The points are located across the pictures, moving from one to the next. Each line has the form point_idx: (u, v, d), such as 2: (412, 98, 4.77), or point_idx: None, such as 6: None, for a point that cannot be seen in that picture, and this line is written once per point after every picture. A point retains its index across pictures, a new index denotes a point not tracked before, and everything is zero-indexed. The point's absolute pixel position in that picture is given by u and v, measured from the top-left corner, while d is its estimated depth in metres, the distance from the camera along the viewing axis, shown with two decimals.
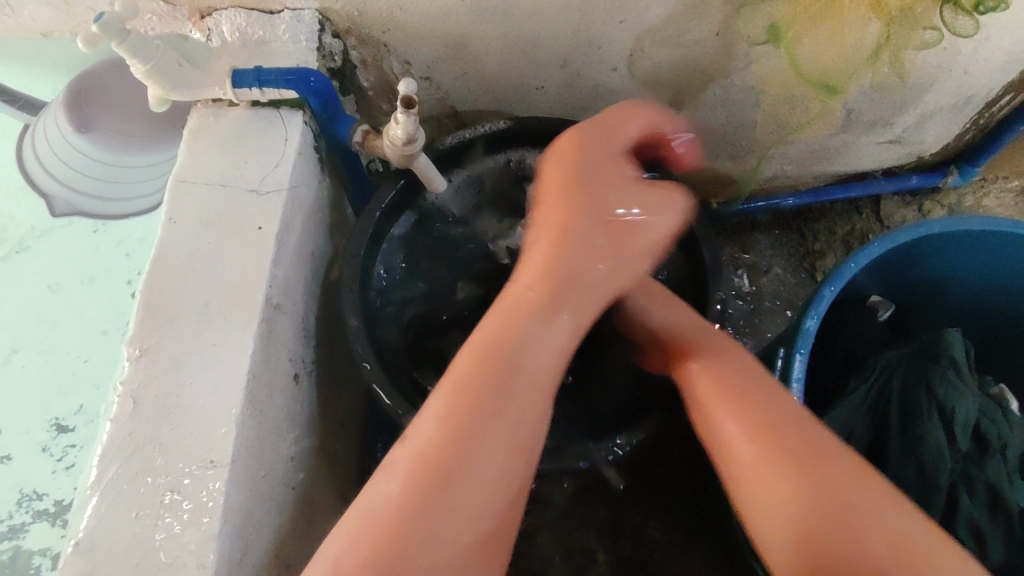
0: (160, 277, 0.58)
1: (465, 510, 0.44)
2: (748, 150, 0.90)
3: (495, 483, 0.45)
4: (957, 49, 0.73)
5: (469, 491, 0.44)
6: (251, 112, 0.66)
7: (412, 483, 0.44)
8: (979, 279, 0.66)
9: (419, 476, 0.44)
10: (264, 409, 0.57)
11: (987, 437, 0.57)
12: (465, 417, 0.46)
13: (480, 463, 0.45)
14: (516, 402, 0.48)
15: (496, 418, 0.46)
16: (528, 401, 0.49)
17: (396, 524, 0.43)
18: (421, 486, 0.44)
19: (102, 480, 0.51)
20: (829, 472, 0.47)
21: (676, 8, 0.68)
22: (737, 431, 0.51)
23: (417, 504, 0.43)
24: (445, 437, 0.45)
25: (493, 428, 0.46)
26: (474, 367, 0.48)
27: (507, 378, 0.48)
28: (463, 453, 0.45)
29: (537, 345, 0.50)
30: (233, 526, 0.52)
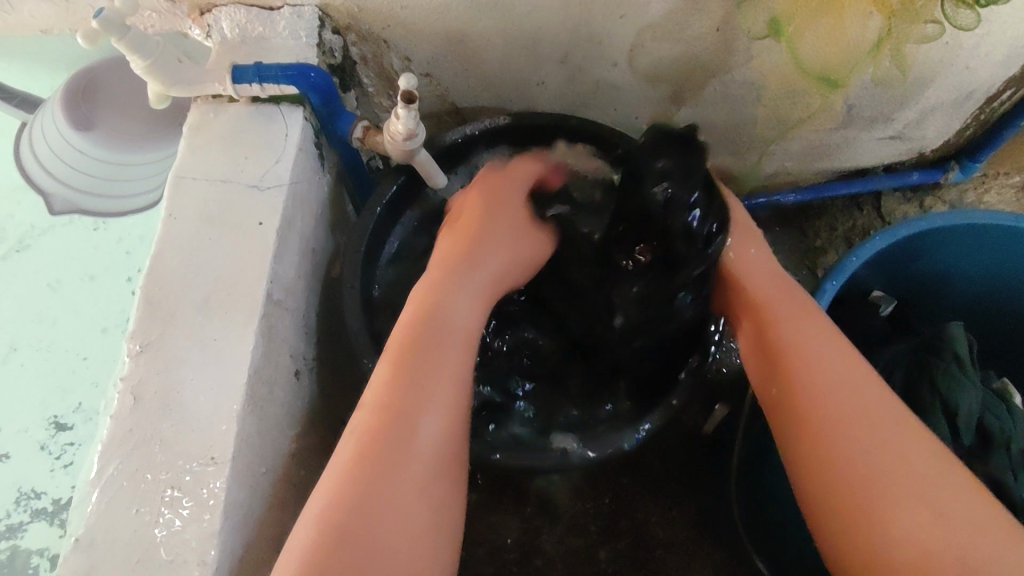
0: (160, 274, 0.58)
1: (415, 466, 0.46)
2: (749, 147, 0.90)
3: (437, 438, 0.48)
4: (958, 43, 0.73)
5: (414, 452, 0.46)
6: (251, 108, 0.66)
7: (361, 444, 0.46)
8: (982, 273, 0.66)
9: (369, 436, 0.46)
10: (265, 405, 0.57)
11: (990, 431, 0.56)
12: (401, 379, 0.49)
13: (420, 420, 0.48)
14: (445, 361, 0.51)
15: (430, 376, 0.50)
16: (457, 361, 0.52)
17: (355, 489, 0.44)
18: (371, 448, 0.46)
19: (103, 476, 0.51)
20: (905, 461, 0.46)
21: (676, 3, 0.67)
22: (801, 403, 0.52)
23: (370, 465, 0.45)
24: (387, 397, 0.48)
25: (429, 387, 0.49)
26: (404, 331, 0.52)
27: (432, 337, 0.51)
28: (404, 413, 0.47)
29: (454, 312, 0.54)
30: (234, 522, 0.52)
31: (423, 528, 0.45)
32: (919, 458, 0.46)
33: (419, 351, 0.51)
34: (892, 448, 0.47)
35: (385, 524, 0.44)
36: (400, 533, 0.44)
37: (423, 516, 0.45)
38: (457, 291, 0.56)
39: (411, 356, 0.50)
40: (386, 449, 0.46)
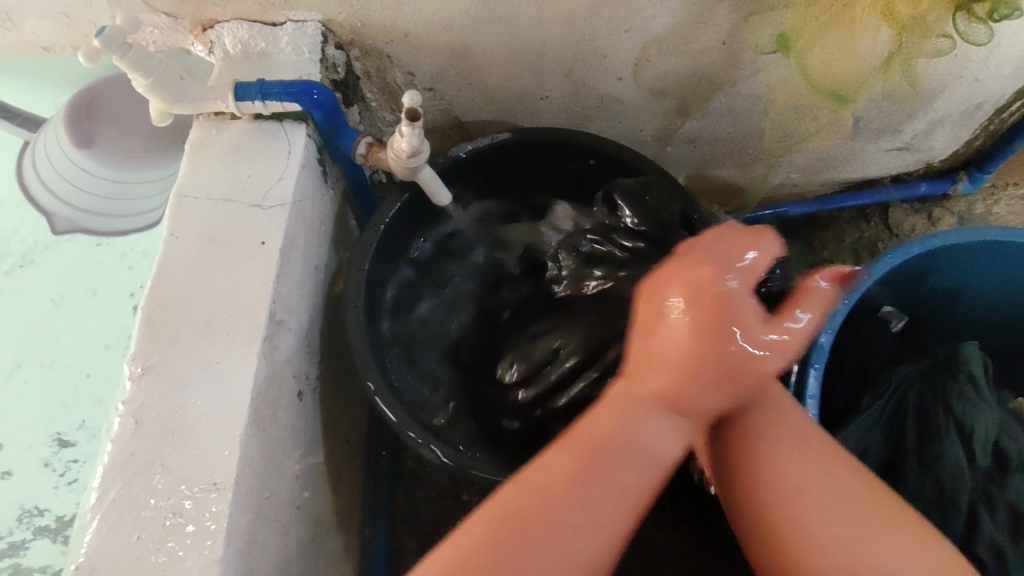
0: (162, 295, 0.57)
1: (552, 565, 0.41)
2: (757, 159, 0.89)
3: (581, 551, 0.41)
4: (968, 55, 0.74)
5: (570, 540, 0.41)
6: (254, 125, 0.65)
7: (511, 510, 0.42)
8: (992, 291, 0.65)
9: (516, 518, 0.41)
10: (268, 428, 0.56)
11: (1008, 454, 0.54)
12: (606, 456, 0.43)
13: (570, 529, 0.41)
14: (620, 489, 0.43)
15: (601, 495, 0.43)
16: (633, 494, 0.44)
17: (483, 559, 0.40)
18: (512, 525, 0.41)
19: (104, 502, 0.50)
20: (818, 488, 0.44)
21: (683, 17, 0.67)
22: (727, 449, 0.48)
23: (507, 538, 0.41)
24: (551, 482, 0.43)
25: (591, 505, 0.42)
26: (585, 431, 0.45)
27: (614, 457, 0.44)
28: (559, 518, 0.41)
29: (639, 435, 0.44)
30: (237, 549, 0.50)
31: None
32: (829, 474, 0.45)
33: (592, 448, 0.44)
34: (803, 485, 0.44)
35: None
36: None
37: None
38: (660, 401, 0.45)
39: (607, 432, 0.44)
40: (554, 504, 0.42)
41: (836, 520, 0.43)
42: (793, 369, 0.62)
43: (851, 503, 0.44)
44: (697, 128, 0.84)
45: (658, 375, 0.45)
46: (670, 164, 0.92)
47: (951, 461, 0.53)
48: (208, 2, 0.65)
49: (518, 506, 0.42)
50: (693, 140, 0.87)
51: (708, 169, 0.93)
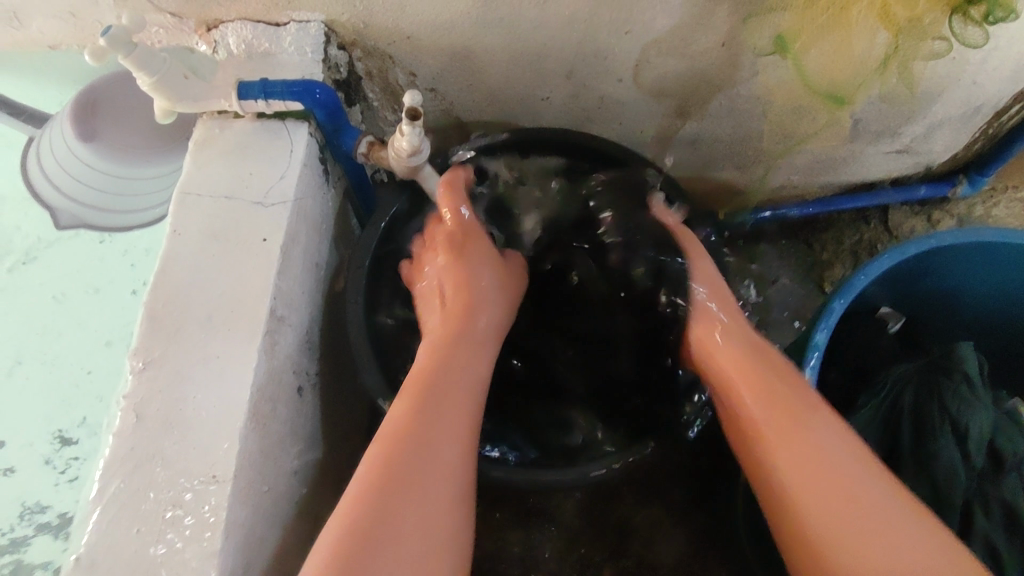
0: (164, 291, 0.58)
1: (414, 513, 0.48)
2: (756, 160, 0.90)
3: (434, 491, 0.50)
4: (966, 58, 0.74)
5: (422, 480, 0.50)
6: (257, 124, 0.66)
7: (372, 482, 0.49)
8: (989, 293, 0.66)
9: (379, 475, 0.49)
10: (268, 422, 0.57)
11: (1003, 453, 0.54)
12: (434, 397, 0.55)
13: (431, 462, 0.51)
14: (446, 422, 0.54)
15: (434, 434, 0.53)
16: (459, 419, 0.55)
17: (357, 526, 0.47)
18: (379, 487, 0.49)
19: (105, 494, 0.50)
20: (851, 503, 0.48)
21: (683, 19, 0.68)
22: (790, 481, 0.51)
23: (375, 496, 0.48)
24: (395, 436, 0.52)
25: (432, 438, 0.52)
26: (402, 407, 0.54)
27: (429, 406, 0.54)
28: (405, 467, 0.50)
29: (462, 371, 0.59)
30: (236, 541, 0.51)
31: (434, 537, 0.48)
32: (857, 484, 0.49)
33: (422, 394, 0.55)
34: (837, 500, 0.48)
35: (405, 529, 0.47)
36: (413, 538, 0.47)
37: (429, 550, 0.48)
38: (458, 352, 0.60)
39: (427, 382, 0.56)
40: (404, 470, 0.50)
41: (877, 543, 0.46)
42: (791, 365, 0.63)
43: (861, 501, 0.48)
44: (697, 129, 0.85)
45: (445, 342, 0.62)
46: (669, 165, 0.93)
47: (946, 460, 0.53)
48: (212, 2, 0.66)
49: (377, 472, 0.49)
50: (693, 141, 0.87)
51: (708, 170, 0.94)
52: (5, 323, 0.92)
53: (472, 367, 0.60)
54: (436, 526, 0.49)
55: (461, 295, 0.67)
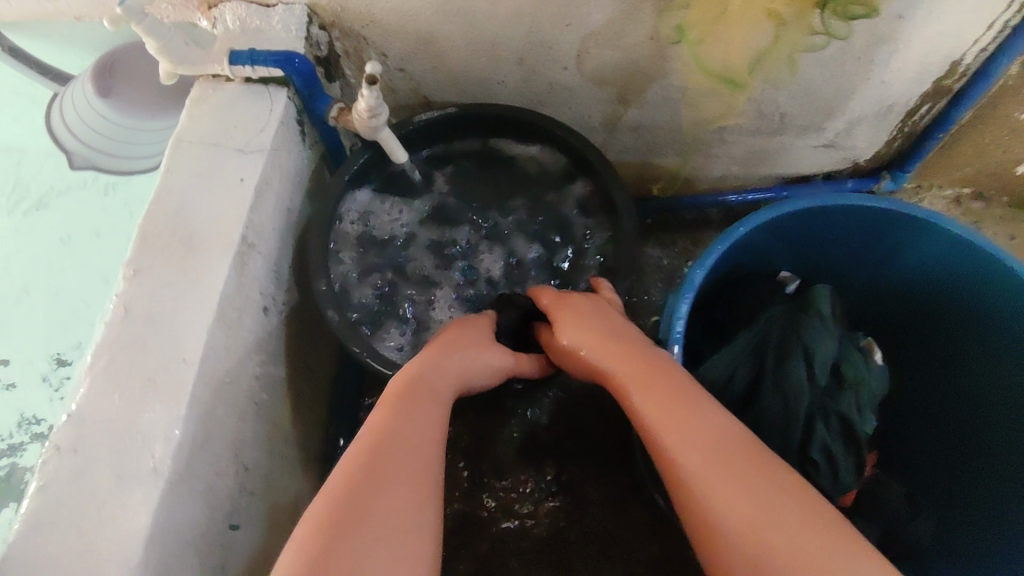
0: (156, 214, 0.69)
1: (389, 501, 0.52)
2: (694, 148, 1.01)
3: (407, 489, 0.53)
4: (870, 59, 0.84)
5: (398, 473, 0.54)
6: (244, 87, 0.78)
7: (354, 467, 0.54)
8: (863, 248, 0.77)
9: (360, 463, 0.54)
10: (234, 327, 0.68)
11: (844, 374, 0.64)
12: (401, 406, 0.60)
13: (403, 454, 0.56)
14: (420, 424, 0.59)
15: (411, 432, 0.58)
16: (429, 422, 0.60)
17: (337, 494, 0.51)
18: (357, 474, 0.53)
19: (94, 369, 0.61)
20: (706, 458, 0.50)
21: (614, 14, 0.78)
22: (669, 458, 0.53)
23: (357, 476, 0.53)
24: (379, 430, 0.57)
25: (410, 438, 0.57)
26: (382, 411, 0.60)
27: (411, 405, 0.61)
28: (385, 460, 0.54)
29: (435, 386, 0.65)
30: (197, 415, 0.62)
31: (401, 528, 0.51)
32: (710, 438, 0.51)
33: (402, 398, 0.61)
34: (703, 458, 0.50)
35: (379, 516, 0.51)
36: (387, 520, 0.51)
37: (402, 536, 0.51)
38: (437, 371, 0.66)
39: (403, 395, 0.62)
40: (376, 470, 0.53)
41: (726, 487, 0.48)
42: (671, 300, 0.71)
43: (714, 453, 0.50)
44: (638, 117, 0.96)
45: (417, 366, 0.67)
46: (618, 150, 1.04)
47: (795, 379, 0.62)
48: None
49: (361, 462, 0.54)
50: (636, 128, 0.99)
51: (653, 157, 1.05)
52: (19, 259, 1.05)
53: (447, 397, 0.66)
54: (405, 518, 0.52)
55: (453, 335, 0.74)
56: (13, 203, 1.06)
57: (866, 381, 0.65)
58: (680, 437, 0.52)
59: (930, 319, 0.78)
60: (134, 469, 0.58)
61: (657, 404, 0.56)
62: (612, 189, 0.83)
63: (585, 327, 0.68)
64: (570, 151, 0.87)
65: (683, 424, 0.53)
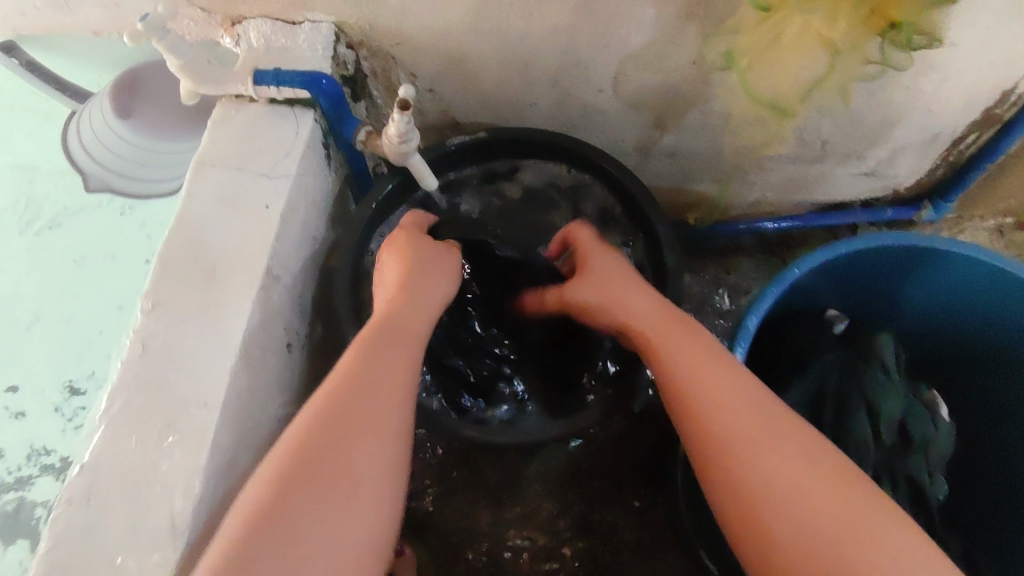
0: (176, 244, 0.65)
1: (358, 451, 0.55)
2: (730, 175, 0.97)
3: (376, 440, 0.56)
4: (920, 87, 0.80)
5: (365, 424, 0.56)
6: (268, 108, 0.74)
7: (323, 417, 0.55)
8: (921, 290, 0.73)
9: (329, 414, 0.56)
10: (256, 366, 0.64)
11: (912, 434, 0.60)
12: (371, 350, 0.61)
13: (367, 402, 0.57)
14: (389, 367, 0.60)
15: (377, 378, 0.59)
16: (402, 364, 0.61)
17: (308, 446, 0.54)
18: (326, 425, 0.55)
19: (109, 413, 0.58)
20: (767, 451, 0.55)
21: (656, 37, 0.75)
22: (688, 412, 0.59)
23: (326, 428, 0.55)
24: (346, 378, 0.58)
25: (376, 384, 0.58)
26: (353, 354, 0.60)
27: (381, 347, 0.61)
28: (352, 410, 0.56)
29: (408, 321, 0.65)
30: (219, 463, 0.58)
31: (369, 474, 0.55)
32: (761, 423, 0.56)
33: (372, 340, 0.61)
34: (757, 447, 0.55)
35: (350, 464, 0.54)
36: (356, 464, 0.54)
37: (369, 480, 0.55)
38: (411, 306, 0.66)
39: (375, 335, 0.62)
40: (344, 423, 0.55)
41: (775, 473, 0.54)
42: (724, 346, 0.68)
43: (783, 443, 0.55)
44: (674, 142, 0.92)
45: (389, 299, 0.67)
46: (651, 175, 1.01)
47: (859, 438, 0.59)
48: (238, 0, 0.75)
49: (329, 410, 0.56)
50: (671, 153, 0.95)
51: (686, 183, 1.01)
52: (30, 281, 1.01)
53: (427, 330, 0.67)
54: (373, 465, 0.55)
55: (433, 262, 0.72)
56: (26, 222, 1.01)
57: (937, 443, 0.61)
58: (714, 406, 0.58)
59: (983, 368, 0.75)
60: (150, 523, 0.54)
61: (690, 369, 0.60)
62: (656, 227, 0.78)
63: (604, 279, 0.71)
64: (610, 182, 0.82)
65: (721, 394, 0.58)
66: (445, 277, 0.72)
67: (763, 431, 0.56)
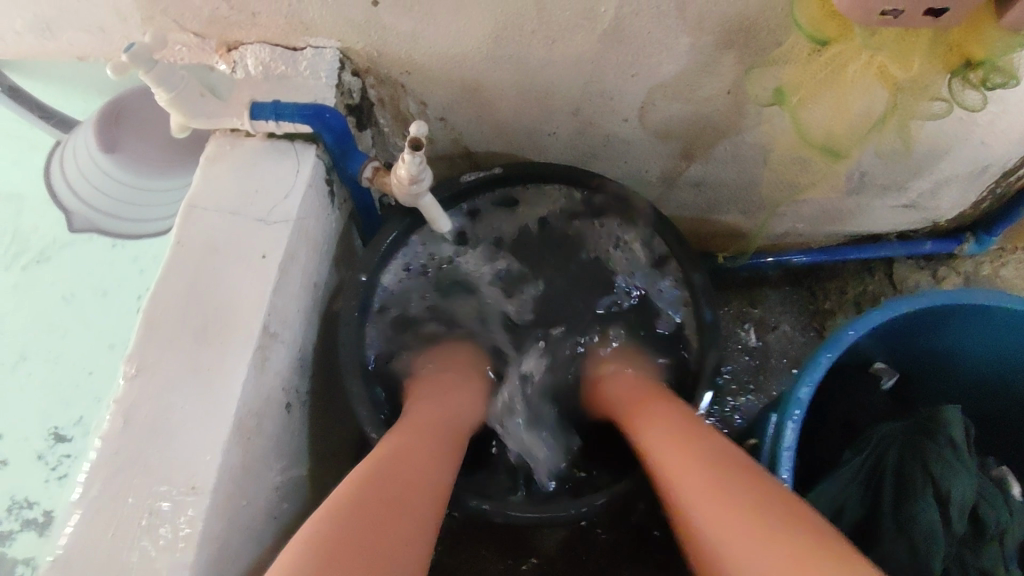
0: (162, 300, 0.59)
1: (391, 516, 0.50)
2: (761, 207, 0.91)
3: (409, 517, 0.51)
4: (974, 119, 0.73)
5: (404, 496, 0.52)
6: (267, 143, 0.68)
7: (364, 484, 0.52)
8: (983, 351, 0.66)
9: (373, 483, 0.52)
10: (251, 436, 0.58)
11: (985, 523, 0.58)
12: (410, 438, 0.60)
13: (411, 481, 0.54)
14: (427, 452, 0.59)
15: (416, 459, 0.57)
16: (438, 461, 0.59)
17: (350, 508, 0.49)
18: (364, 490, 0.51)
19: (86, 496, 0.52)
20: (710, 500, 0.50)
21: (688, 65, 0.68)
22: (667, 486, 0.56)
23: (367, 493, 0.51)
24: (387, 455, 0.56)
25: (413, 464, 0.56)
26: (396, 439, 0.59)
27: (419, 437, 0.60)
28: (389, 480, 0.53)
29: (438, 426, 0.65)
30: (208, 554, 0.52)
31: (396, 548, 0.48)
32: (704, 476, 0.52)
33: (414, 432, 0.61)
34: (704, 497, 0.51)
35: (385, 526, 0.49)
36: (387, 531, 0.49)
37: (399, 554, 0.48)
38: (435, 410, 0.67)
39: (413, 430, 0.62)
40: (385, 489, 0.52)
41: (712, 521, 0.49)
42: (774, 415, 0.64)
43: (725, 491, 0.50)
44: (702, 172, 0.86)
45: (422, 406, 0.68)
46: (675, 206, 0.94)
47: (925, 525, 0.57)
48: (234, 25, 0.69)
49: (368, 478, 0.53)
50: (697, 184, 0.88)
51: (712, 214, 0.95)
52: (15, 319, 0.94)
53: (453, 433, 0.66)
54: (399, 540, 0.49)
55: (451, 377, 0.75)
56: (11, 256, 0.95)
57: (1013, 531, 0.58)
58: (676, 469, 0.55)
59: None
60: None
61: (663, 442, 0.59)
62: (692, 277, 0.73)
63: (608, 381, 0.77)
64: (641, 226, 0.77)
65: (679, 458, 0.56)
66: (469, 385, 0.75)
67: (700, 487, 0.52)
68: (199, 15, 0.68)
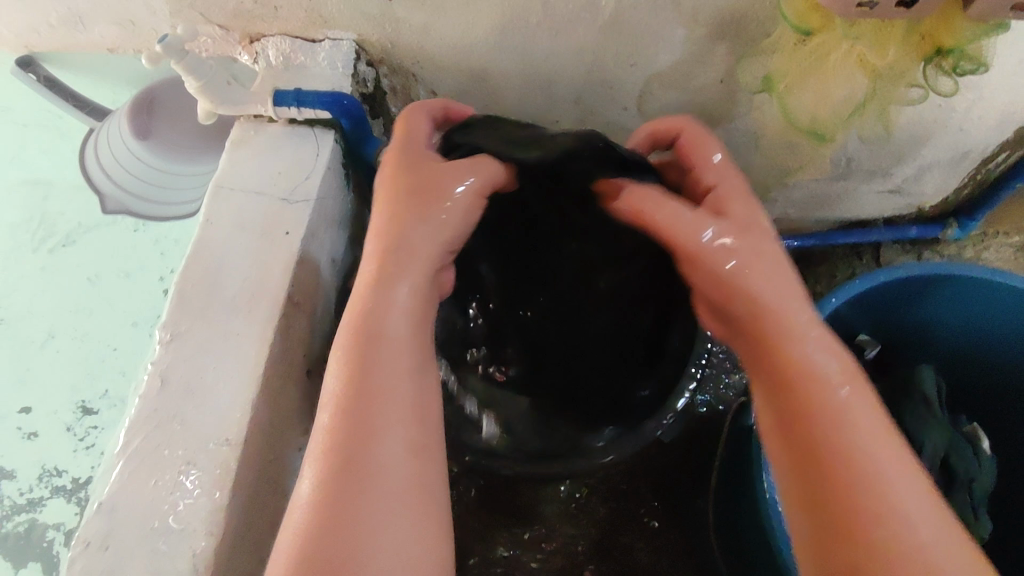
0: (194, 272, 0.64)
1: (373, 487, 0.45)
2: (753, 192, 0.96)
3: (396, 469, 0.46)
4: (952, 106, 0.78)
5: (376, 452, 0.46)
6: (288, 128, 0.72)
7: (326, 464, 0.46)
8: (959, 322, 0.72)
9: (333, 459, 0.46)
10: (277, 397, 0.63)
11: (955, 470, 0.64)
12: (365, 356, 0.50)
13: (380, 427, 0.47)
14: (389, 369, 0.50)
15: (380, 388, 0.49)
16: (404, 371, 0.50)
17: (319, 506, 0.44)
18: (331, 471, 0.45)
19: (129, 448, 0.56)
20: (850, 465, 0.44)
21: (684, 55, 0.73)
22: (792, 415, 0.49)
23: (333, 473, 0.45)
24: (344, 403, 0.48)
25: (378, 398, 0.48)
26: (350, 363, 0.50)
27: (373, 350, 0.50)
28: (353, 442, 0.46)
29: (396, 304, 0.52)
30: (241, 502, 0.57)
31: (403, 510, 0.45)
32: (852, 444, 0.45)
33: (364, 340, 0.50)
34: (844, 459, 0.45)
35: (373, 509, 0.44)
36: (380, 508, 0.44)
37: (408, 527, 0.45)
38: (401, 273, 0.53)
39: (365, 335, 0.51)
40: (351, 461, 0.46)
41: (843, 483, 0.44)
42: None
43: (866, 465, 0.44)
44: None
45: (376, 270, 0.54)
46: None
47: None
48: (256, 18, 0.73)
49: (333, 446, 0.46)
50: None
51: None
52: (42, 301, 0.99)
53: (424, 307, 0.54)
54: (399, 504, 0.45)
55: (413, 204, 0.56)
56: (39, 239, 1.00)
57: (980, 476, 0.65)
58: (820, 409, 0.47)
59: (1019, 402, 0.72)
60: (171, 567, 0.52)
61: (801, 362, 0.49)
62: None
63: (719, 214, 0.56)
64: None
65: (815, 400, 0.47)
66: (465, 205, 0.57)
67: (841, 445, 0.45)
68: (223, 9, 0.72)
